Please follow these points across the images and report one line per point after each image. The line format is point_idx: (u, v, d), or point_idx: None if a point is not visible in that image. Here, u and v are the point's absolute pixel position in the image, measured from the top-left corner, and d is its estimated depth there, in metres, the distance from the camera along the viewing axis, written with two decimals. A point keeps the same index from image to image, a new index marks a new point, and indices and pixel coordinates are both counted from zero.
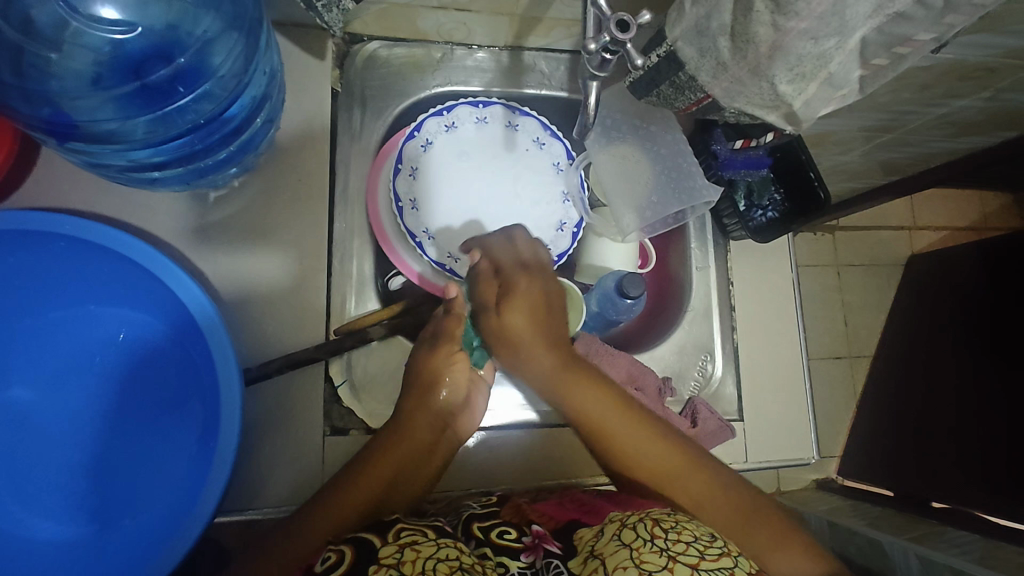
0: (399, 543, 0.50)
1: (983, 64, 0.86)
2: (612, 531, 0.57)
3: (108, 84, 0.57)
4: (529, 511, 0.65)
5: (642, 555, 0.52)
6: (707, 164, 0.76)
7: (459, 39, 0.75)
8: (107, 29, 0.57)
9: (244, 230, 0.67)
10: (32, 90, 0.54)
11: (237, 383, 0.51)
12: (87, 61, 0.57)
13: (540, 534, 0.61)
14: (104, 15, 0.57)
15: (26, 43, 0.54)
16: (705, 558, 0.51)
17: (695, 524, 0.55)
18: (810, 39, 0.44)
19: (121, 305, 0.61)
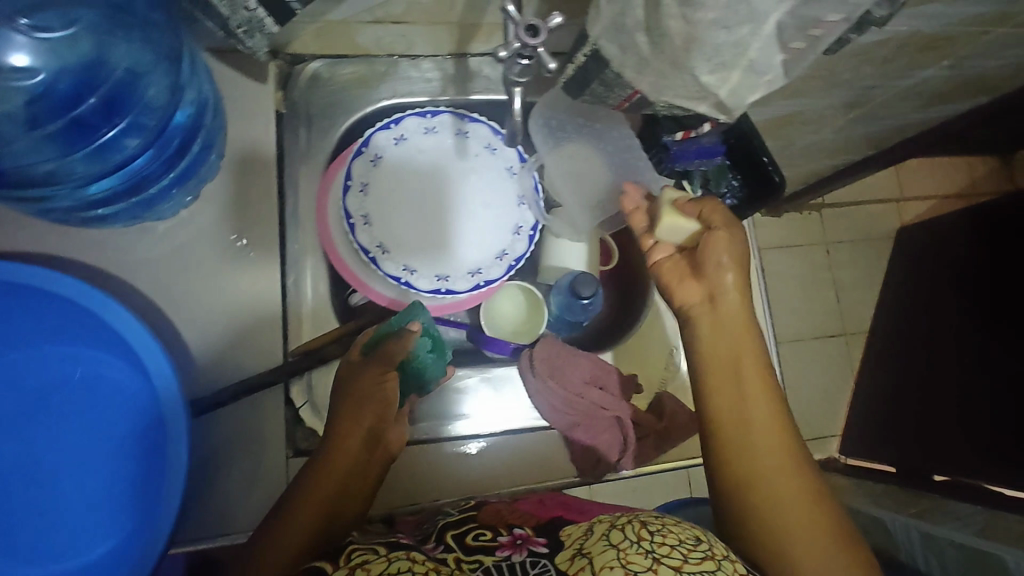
0: (350, 566, 0.49)
1: (940, 34, 0.85)
2: (602, 530, 0.56)
3: (42, 126, 0.56)
4: (507, 513, 0.64)
5: (629, 555, 0.51)
6: (659, 158, 0.75)
7: (402, 50, 0.74)
8: (23, 77, 0.55)
9: (195, 258, 0.67)
10: None
11: (182, 405, 0.54)
12: (19, 103, 0.56)
13: (523, 536, 0.59)
14: (14, 62, 0.54)
15: None
16: (688, 561, 0.50)
17: (680, 529, 0.54)
18: (721, 29, 0.43)
19: (73, 343, 0.60)
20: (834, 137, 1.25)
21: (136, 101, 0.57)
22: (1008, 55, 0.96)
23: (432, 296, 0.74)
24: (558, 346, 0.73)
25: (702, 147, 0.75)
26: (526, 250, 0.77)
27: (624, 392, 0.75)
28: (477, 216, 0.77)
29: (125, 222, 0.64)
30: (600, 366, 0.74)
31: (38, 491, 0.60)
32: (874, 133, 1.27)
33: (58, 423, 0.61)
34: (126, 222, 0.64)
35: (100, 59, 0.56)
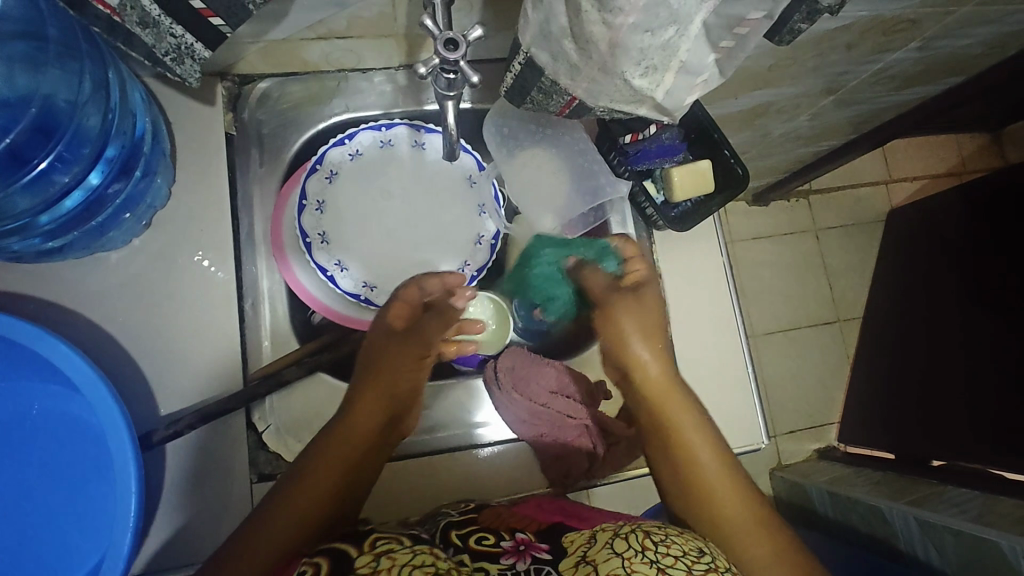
0: (375, 552, 0.51)
1: (903, 16, 0.83)
2: (604, 538, 0.55)
3: None
4: (507, 515, 0.64)
5: (633, 564, 0.50)
6: (619, 160, 0.73)
7: (352, 65, 0.73)
8: None
9: (150, 286, 0.66)
10: None
11: (127, 432, 0.52)
12: None
13: (523, 540, 0.58)
14: None
15: None
16: (694, 574, 0.50)
17: (682, 540, 0.54)
18: (644, 32, 0.42)
19: (27, 379, 0.60)
20: (811, 124, 1.24)
21: (69, 126, 0.56)
22: (977, 33, 0.94)
23: None
24: (523, 355, 0.73)
25: (662, 143, 0.72)
26: (488, 259, 0.77)
27: (592, 399, 0.73)
28: (438, 228, 0.77)
29: (79, 251, 0.63)
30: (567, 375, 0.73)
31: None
32: (854, 116, 1.25)
33: (17, 460, 0.61)
34: (79, 252, 0.63)
35: (28, 93, 0.54)
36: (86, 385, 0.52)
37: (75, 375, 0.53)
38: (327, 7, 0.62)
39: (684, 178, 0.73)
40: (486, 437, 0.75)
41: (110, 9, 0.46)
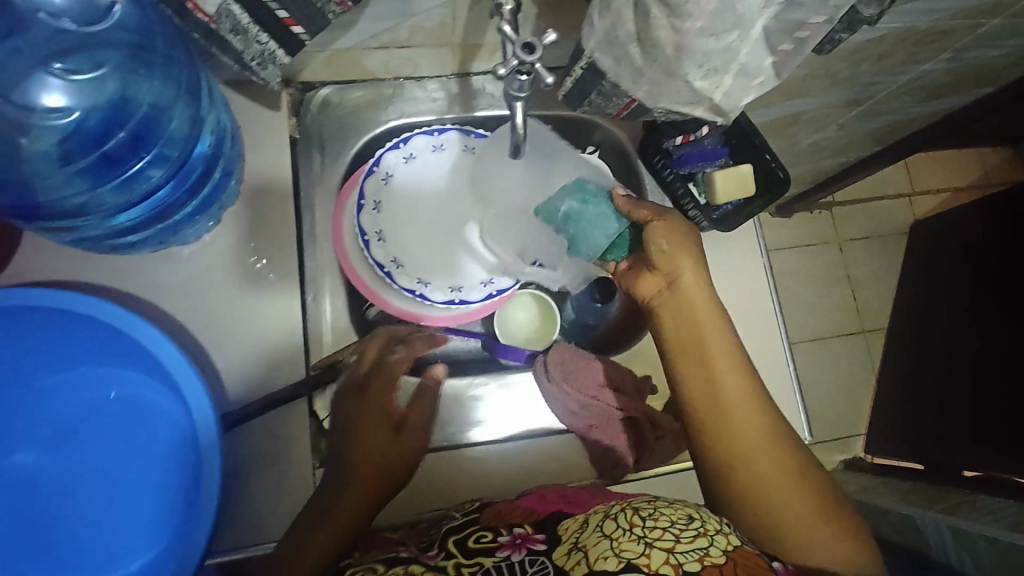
0: None
1: (936, 27, 0.85)
2: (595, 522, 0.57)
3: (72, 160, 0.60)
4: (506, 512, 0.65)
5: (622, 544, 0.53)
6: (664, 163, 0.78)
7: (408, 73, 0.77)
8: (61, 114, 0.59)
9: (219, 278, 0.70)
10: (3, 176, 0.58)
11: (212, 421, 0.56)
12: (53, 139, 0.60)
13: (522, 535, 0.60)
14: (52, 101, 0.59)
15: None
16: (680, 541, 0.52)
17: (672, 511, 0.56)
18: (710, 36, 0.45)
19: (106, 366, 0.63)
20: (839, 134, 1.26)
21: (160, 133, 0.60)
22: (1007, 44, 0.97)
23: (447, 307, 0.77)
24: (571, 350, 0.74)
25: (704, 149, 0.76)
26: None
27: (637, 392, 0.75)
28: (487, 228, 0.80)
29: (152, 247, 0.67)
30: (613, 367, 0.75)
31: (80, 510, 0.62)
32: (880, 127, 1.27)
33: (95, 441, 0.64)
34: (152, 247, 0.67)
35: (128, 97, 0.59)
36: (176, 371, 0.56)
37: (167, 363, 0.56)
38: (393, 17, 0.65)
39: (726, 181, 0.75)
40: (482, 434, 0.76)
41: (208, 16, 0.50)
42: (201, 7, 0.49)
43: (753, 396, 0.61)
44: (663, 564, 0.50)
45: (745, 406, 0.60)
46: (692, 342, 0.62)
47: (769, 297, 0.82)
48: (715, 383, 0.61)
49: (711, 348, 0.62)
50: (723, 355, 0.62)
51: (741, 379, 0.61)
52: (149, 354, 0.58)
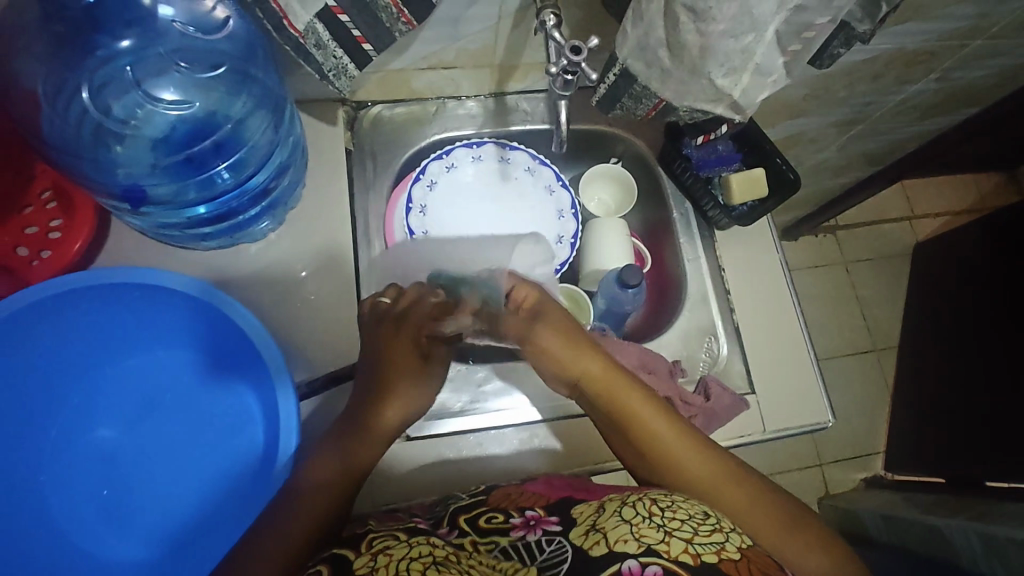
0: (371, 552, 0.54)
1: (922, 48, 0.95)
2: (613, 508, 0.61)
3: (162, 153, 0.66)
4: (518, 496, 0.68)
5: (641, 529, 0.55)
6: (684, 167, 0.85)
7: (449, 93, 0.86)
8: (166, 106, 0.65)
9: (281, 272, 0.76)
10: (102, 161, 0.64)
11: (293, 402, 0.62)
12: (151, 134, 0.66)
13: (534, 518, 0.64)
14: (163, 95, 0.65)
15: (104, 120, 0.64)
16: (699, 533, 0.55)
17: (688, 505, 0.60)
18: (731, 37, 0.53)
19: (184, 349, 0.69)
20: (840, 154, 1.35)
21: (244, 145, 0.68)
22: (990, 65, 1.06)
23: None
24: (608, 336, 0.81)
25: (720, 155, 0.84)
26: (569, 255, 0.87)
27: (671, 377, 0.79)
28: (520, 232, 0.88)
29: (222, 243, 0.74)
30: (647, 353, 0.79)
31: (154, 479, 0.69)
32: (876, 147, 1.37)
33: (172, 416, 0.70)
34: (219, 243, 0.74)
35: (218, 113, 0.66)
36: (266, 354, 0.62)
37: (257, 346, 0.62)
38: (443, 40, 0.74)
39: (742, 185, 0.82)
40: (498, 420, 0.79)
41: (299, 32, 0.59)
42: (293, 24, 0.58)
43: (683, 433, 0.67)
44: (682, 551, 0.52)
45: (678, 446, 0.66)
46: (610, 394, 0.69)
47: (789, 292, 0.85)
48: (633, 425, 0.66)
49: (629, 392, 0.68)
50: (640, 402, 0.68)
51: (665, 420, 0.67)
52: (235, 335, 0.64)
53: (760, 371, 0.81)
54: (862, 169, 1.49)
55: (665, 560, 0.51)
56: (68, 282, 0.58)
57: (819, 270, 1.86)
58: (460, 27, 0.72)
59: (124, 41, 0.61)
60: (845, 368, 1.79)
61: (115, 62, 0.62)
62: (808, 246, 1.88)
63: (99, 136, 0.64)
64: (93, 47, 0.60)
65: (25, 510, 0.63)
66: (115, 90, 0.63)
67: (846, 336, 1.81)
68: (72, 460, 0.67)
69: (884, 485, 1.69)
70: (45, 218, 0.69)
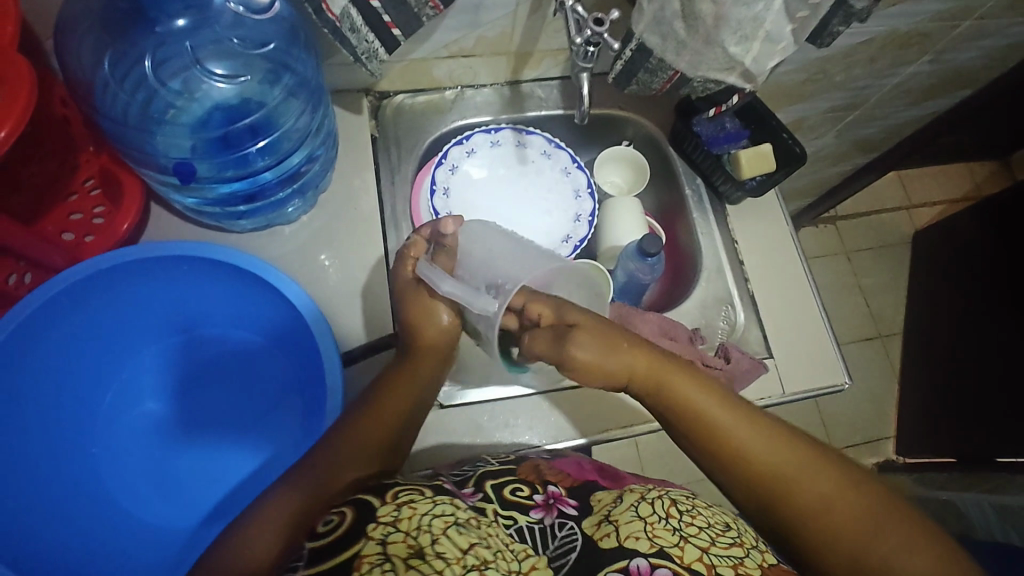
0: (397, 502, 0.55)
1: (915, 29, 0.99)
2: (631, 500, 0.63)
3: (206, 127, 0.68)
4: (545, 469, 0.69)
5: (655, 529, 0.58)
6: (695, 145, 0.89)
7: (467, 81, 0.90)
8: (213, 82, 0.69)
9: (313, 252, 0.79)
10: (146, 136, 0.66)
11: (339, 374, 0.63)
12: (195, 110, 0.68)
13: (556, 495, 0.65)
14: (211, 72, 0.68)
15: (159, 93, 0.67)
16: (715, 544, 0.57)
17: (709, 514, 0.62)
18: (742, 6, 0.57)
19: (230, 324, 0.73)
20: (838, 141, 1.40)
21: (278, 128, 0.71)
22: (980, 46, 1.10)
23: None
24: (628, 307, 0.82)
25: (728, 131, 0.88)
26: (587, 233, 0.89)
27: (692, 344, 0.81)
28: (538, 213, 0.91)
29: (257, 223, 0.77)
30: (666, 321, 0.81)
31: (196, 450, 0.71)
32: (872, 134, 1.41)
33: (217, 390, 0.73)
34: (255, 223, 0.77)
35: (256, 97, 0.69)
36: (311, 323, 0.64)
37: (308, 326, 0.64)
38: (463, 27, 0.78)
39: (751, 161, 0.86)
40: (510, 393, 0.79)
41: (335, 16, 0.63)
42: (330, 8, 0.62)
43: (751, 414, 0.60)
44: (696, 560, 0.55)
45: (741, 430, 0.58)
46: (649, 378, 0.62)
47: (800, 262, 0.88)
48: (648, 379, 0.62)
49: (673, 370, 0.62)
50: (687, 382, 0.61)
51: (725, 406, 0.60)
52: (280, 305, 0.67)
53: (778, 336, 0.83)
54: (859, 156, 1.54)
55: (676, 565, 0.55)
56: (118, 254, 0.61)
57: (821, 259, 1.90)
58: (480, 14, 0.76)
59: (180, 20, 0.65)
60: (852, 355, 1.82)
61: (170, 40, 0.66)
62: (809, 237, 1.92)
63: (147, 113, 0.66)
64: (153, 25, 0.64)
65: (74, 473, 0.66)
66: (169, 68, 0.67)
67: (851, 323, 1.84)
68: (121, 427, 0.70)
69: (898, 469, 1.70)
70: (89, 205, 0.71)
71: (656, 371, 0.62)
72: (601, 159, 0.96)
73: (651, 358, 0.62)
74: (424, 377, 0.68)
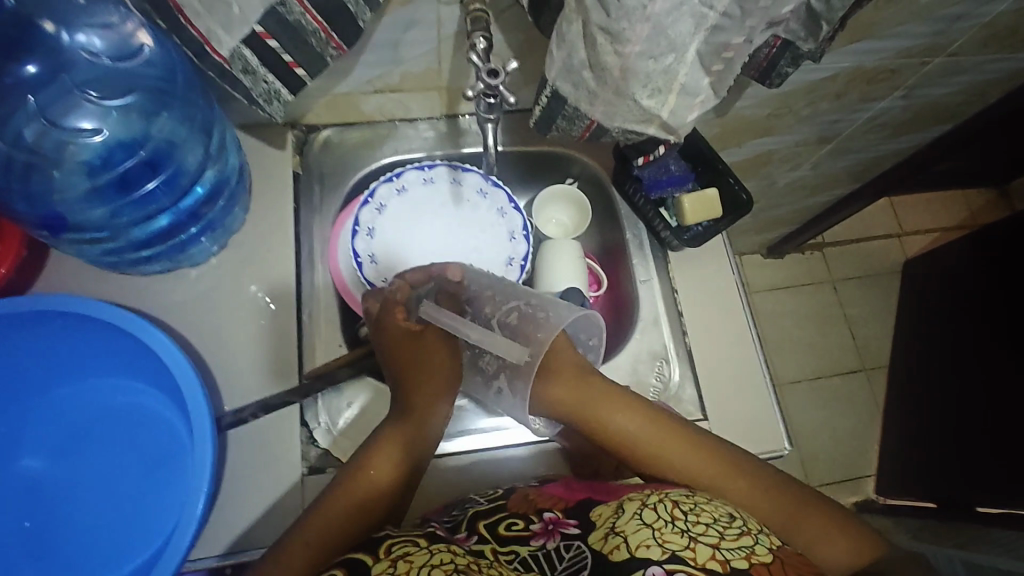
0: (391, 559, 0.54)
1: (882, 66, 0.94)
2: (633, 508, 0.58)
3: (94, 175, 0.66)
4: (535, 496, 0.65)
5: (665, 535, 0.54)
6: (636, 188, 0.84)
7: (400, 115, 0.85)
8: (87, 137, 0.66)
9: (221, 295, 0.75)
10: (33, 190, 0.64)
11: (210, 434, 0.59)
12: (78, 159, 0.66)
13: (552, 519, 0.61)
14: (81, 125, 0.65)
15: (33, 158, 0.65)
16: (725, 537, 0.53)
17: (712, 507, 0.57)
18: (649, 58, 0.52)
19: (117, 376, 0.69)
20: (814, 173, 1.34)
21: (172, 164, 0.67)
22: (955, 81, 1.05)
23: None
24: None
25: (673, 174, 0.83)
26: (518, 279, 0.84)
27: None
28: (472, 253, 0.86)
29: (163, 267, 0.74)
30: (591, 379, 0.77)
31: (78, 511, 0.67)
32: (851, 165, 1.36)
33: (102, 447, 0.69)
34: (162, 267, 0.74)
35: (146, 134, 0.66)
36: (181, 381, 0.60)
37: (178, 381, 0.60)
38: (385, 63, 0.74)
39: (694, 205, 0.81)
40: (456, 445, 0.77)
41: (223, 59, 0.58)
42: (217, 51, 0.57)
43: (679, 436, 0.65)
44: (710, 558, 0.51)
45: (674, 448, 0.64)
46: (585, 410, 0.66)
47: (744, 314, 0.82)
48: (581, 413, 0.66)
49: (606, 400, 0.66)
50: (619, 412, 0.66)
51: (654, 428, 0.65)
52: (156, 359, 0.64)
53: (713, 397, 0.79)
54: (840, 186, 1.48)
55: (690, 568, 0.50)
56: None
57: (805, 288, 1.83)
58: (400, 50, 0.72)
59: (30, 66, 0.61)
60: (833, 389, 1.75)
61: (21, 90, 0.63)
62: (793, 264, 1.86)
63: (27, 168, 0.64)
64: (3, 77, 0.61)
65: None
66: (35, 125, 0.64)
67: (833, 356, 1.78)
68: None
69: (876, 510, 1.64)
70: None
71: (589, 406, 0.66)
72: (539, 200, 0.91)
73: (582, 390, 0.66)
74: (420, 440, 0.67)
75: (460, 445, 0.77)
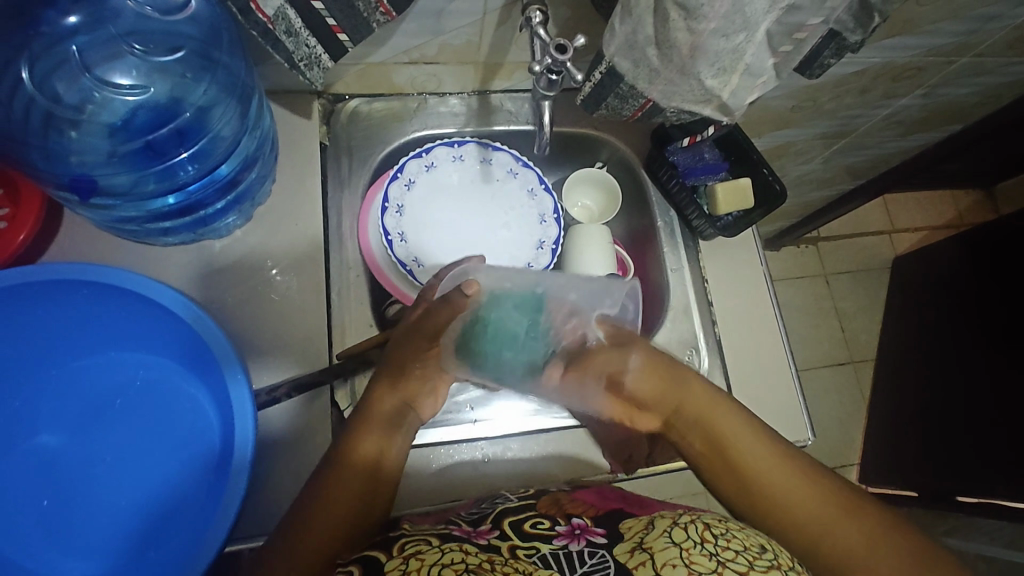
0: (403, 556, 0.54)
1: (911, 63, 0.94)
2: (663, 526, 0.58)
3: (122, 138, 0.62)
4: (566, 502, 0.65)
5: (691, 555, 0.53)
6: (670, 175, 0.84)
7: (431, 89, 0.82)
8: (120, 94, 0.62)
9: (244, 270, 0.72)
10: (53, 149, 0.60)
11: (252, 420, 0.57)
12: (105, 120, 0.62)
13: (580, 526, 0.60)
14: (115, 80, 0.61)
15: (55, 108, 0.60)
16: (755, 568, 0.53)
17: (744, 535, 0.57)
18: (721, 37, 0.51)
19: (141, 350, 0.67)
20: (823, 167, 1.35)
21: (205, 134, 0.64)
22: (973, 83, 1.06)
23: None
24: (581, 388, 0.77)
25: (707, 162, 0.82)
26: (549, 262, 0.83)
27: None
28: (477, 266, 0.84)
29: (184, 239, 0.71)
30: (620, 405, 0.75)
31: (99, 489, 0.65)
32: (858, 162, 1.37)
33: (124, 422, 0.67)
34: (183, 238, 0.70)
35: (178, 99, 0.63)
36: (222, 362, 0.58)
37: (220, 360, 0.59)
38: (425, 34, 0.70)
39: (728, 194, 0.80)
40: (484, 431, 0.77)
41: (267, 17, 0.55)
42: (261, 7, 0.54)
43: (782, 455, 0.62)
44: None
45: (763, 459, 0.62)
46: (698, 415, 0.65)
47: (770, 304, 0.84)
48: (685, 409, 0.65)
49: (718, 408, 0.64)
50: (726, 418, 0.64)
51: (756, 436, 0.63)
52: (188, 332, 0.61)
53: (740, 386, 0.80)
54: (844, 182, 1.50)
55: None
56: (29, 275, 0.56)
57: (800, 281, 1.86)
58: (443, 20, 0.68)
59: (71, 17, 0.57)
60: (823, 379, 1.79)
61: (62, 41, 0.58)
62: (790, 257, 1.88)
63: (50, 124, 0.60)
64: (36, 25, 0.56)
65: None
66: (63, 76, 0.59)
67: (824, 348, 1.81)
68: (14, 468, 0.64)
69: None
70: None
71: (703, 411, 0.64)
72: (567, 184, 0.89)
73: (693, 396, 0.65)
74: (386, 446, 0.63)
75: (484, 434, 0.76)
